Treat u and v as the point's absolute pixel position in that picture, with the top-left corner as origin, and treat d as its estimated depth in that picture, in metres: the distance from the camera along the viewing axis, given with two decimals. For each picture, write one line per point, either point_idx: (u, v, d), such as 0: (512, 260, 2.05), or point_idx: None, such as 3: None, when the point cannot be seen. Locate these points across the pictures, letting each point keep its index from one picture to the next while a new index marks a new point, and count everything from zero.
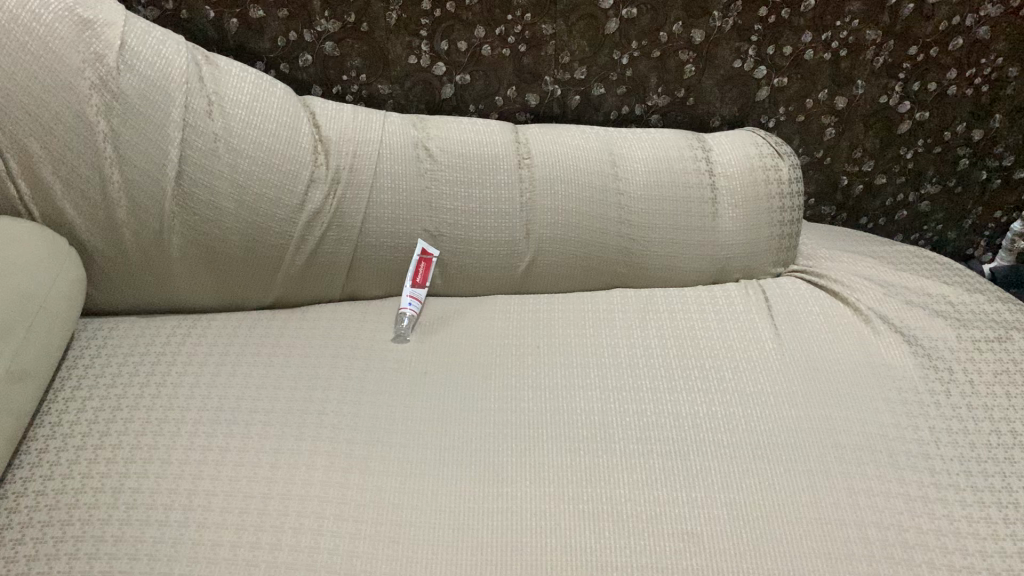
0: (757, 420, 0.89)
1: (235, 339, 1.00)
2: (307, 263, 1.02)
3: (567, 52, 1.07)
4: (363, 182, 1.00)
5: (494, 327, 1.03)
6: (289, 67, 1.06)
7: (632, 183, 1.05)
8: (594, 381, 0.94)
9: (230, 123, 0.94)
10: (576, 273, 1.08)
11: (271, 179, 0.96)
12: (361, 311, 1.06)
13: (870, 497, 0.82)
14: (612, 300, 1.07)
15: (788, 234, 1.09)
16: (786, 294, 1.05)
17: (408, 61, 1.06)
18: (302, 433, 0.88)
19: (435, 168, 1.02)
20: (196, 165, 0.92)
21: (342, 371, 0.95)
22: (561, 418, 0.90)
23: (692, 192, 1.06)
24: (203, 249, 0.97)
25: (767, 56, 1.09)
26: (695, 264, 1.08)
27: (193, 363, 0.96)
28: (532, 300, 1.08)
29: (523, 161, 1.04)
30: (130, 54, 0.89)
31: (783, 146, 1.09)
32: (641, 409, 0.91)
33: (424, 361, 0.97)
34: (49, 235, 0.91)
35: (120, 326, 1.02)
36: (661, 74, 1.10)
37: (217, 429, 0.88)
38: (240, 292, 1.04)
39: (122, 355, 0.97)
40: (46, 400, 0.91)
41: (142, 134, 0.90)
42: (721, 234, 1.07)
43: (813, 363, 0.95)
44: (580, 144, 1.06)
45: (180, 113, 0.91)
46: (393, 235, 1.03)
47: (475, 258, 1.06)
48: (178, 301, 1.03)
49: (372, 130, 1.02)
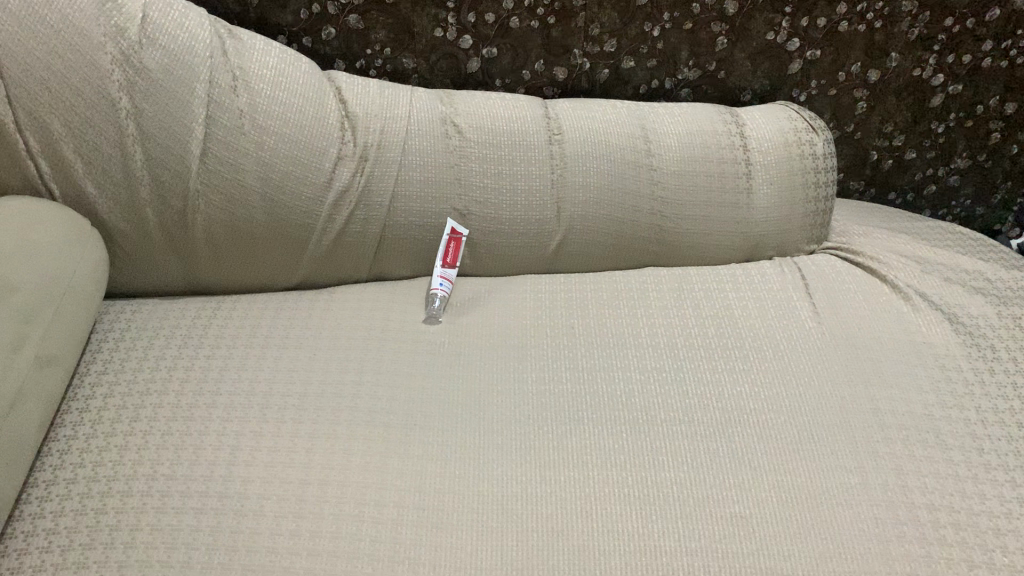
0: (801, 401, 0.87)
1: (262, 322, 0.97)
2: (335, 242, 0.99)
3: (598, 24, 1.04)
4: (391, 158, 0.98)
5: (526, 308, 1.00)
6: (312, 41, 1.03)
7: (664, 160, 1.03)
8: (632, 362, 0.92)
9: (255, 99, 0.92)
10: (607, 251, 1.06)
11: (298, 157, 0.94)
12: (388, 291, 1.03)
13: (920, 478, 0.81)
14: (645, 280, 1.04)
15: (822, 210, 1.07)
16: (821, 271, 1.03)
17: (434, 34, 1.03)
18: (337, 417, 0.86)
19: (464, 145, 1.00)
20: (222, 141, 0.91)
21: (373, 354, 0.93)
22: (601, 400, 0.88)
23: (726, 168, 1.04)
24: (228, 228, 0.96)
25: (801, 29, 1.06)
26: (729, 241, 1.06)
27: (221, 346, 0.94)
28: (562, 280, 1.06)
29: (553, 137, 1.02)
30: (152, 27, 0.88)
31: (816, 120, 1.07)
32: (683, 390, 0.89)
33: (456, 343, 0.95)
34: (71, 215, 0.90)
35: (143, 309, 0.99)
36: (692, 47, 1.07)
37: (250, 413, 0.86)
38: (266, 273, 1.01)
39: (147, 339, 0.94)
40: (73, 386, 0.89)
41: (167, 110, 0.89)
42: (755, 211, 1.05)
43: (854, 342, 0.94)
44: (612, 120, 1.04)
45: (205, 88, 0.90)
46: (421, 214, 1.00)
47: (505, 238, 1.03)
48: (202, 282, 1.01)
49: (399, 105, 0.99)
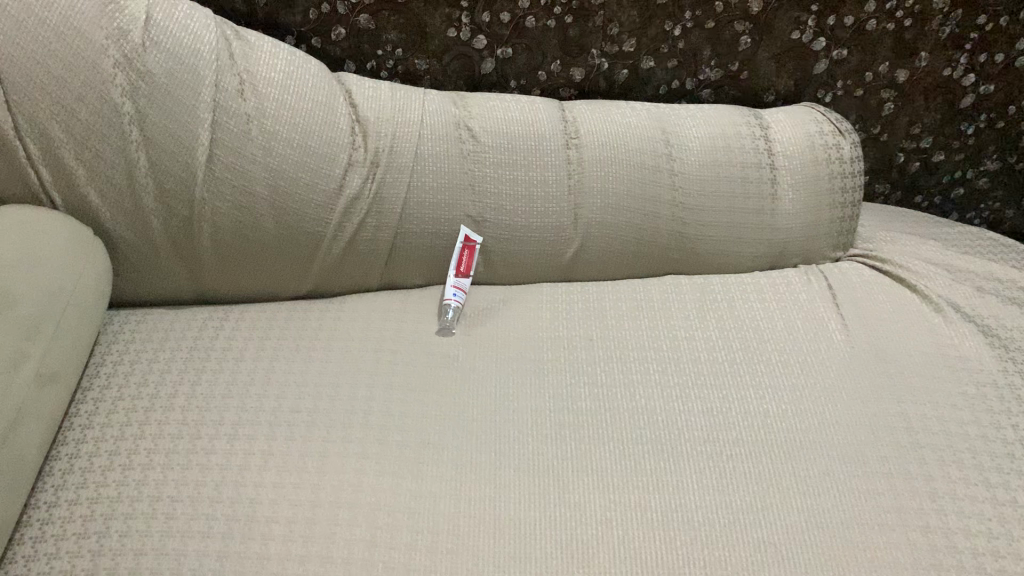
0: (830, 419, 0.84)
1: (271, 334, 0.94)
2: (345, 251, 0.96)
3: (617, 23, 1.00)
4: (403, 164, 0.94)
5: (542, 318, 0.97)
6: (321, 41, 1.00)
7: (686, 165, 0.99)
8: (654, 378, 0.89)
9: (263, 104, 0.89)
10: (626, 258, 1.02)
11: (307, 163, 0.91)
12: (400, 301, 1.00)
13: (956, 501, 0.77)
14: (666, 289, 1.01)
15: (849, 216, 1.04)
16: (848, 281, 1.00)
17: (447, 34, 1.00)
18: (348, 435, 0.83)
19: (479, 149, 0.96)
20: (228, 148, 0.88)
21: (385, 368, 0.90)
22: (621, 418, 0.85)
23: (750, 173, 1.00)
24: (236, 236, 0.93)
25: (827, 27, 1.02)
26: (753, 249, 1.02)
27: (228, 359, 0.91)
28: (579, 288, 1.02)
29: (570, 141, 0.98)
30: (156, 29, 0.85)
31: (843, 122, 1.04)
32: (707, 407, 0.85)
33: (471, 356, 0.92)
34: (73, 224, 0.87)
35: (148, 320, 0.96)
36: (715, 46, 1.04)
37: (258, 431, 0.83)
38: (275, 283, 0.98)
39: (152, 352, 0.91)
40: (76, 402, 0.86)
41: (171, 115, 0.86)
42: (780, 217, 1.01)
43: (884, 356, 0.90)
44: (631, 123, 1.00)
45: (210, 93, 0.87)
46: (434, 221, 0.97)
47: (521, 245, 1.00)
48: (209, 292, 0.98)
49: (412, 108, 0.96)
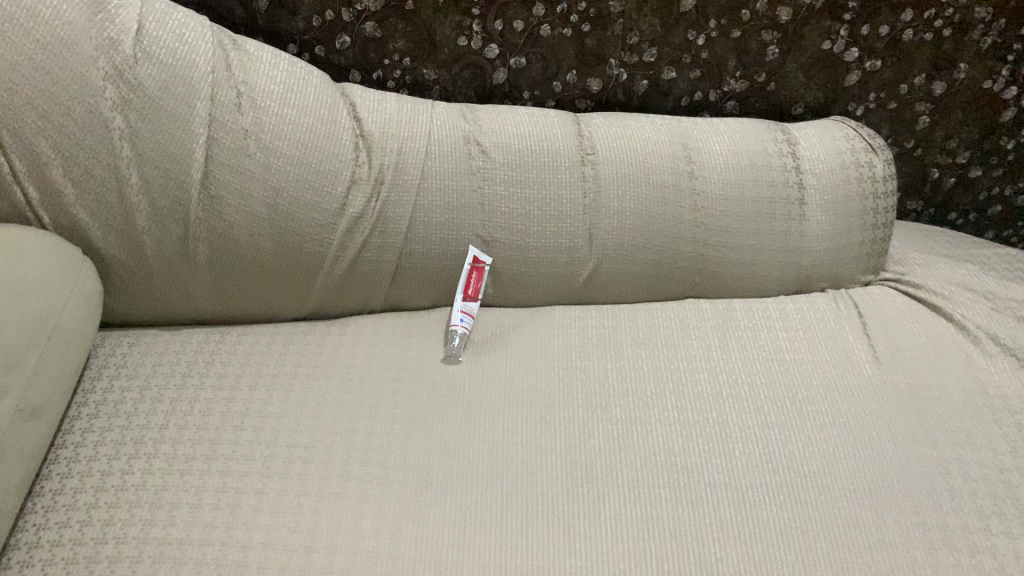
0: (861, 463, 0.78)
1: (269, 360, 0.90)
2: (347, 272, 0.92)
3: (637, 32, 0.95)
4: (409, 182, 0.89)
5: (554, 344, 0.91)
6: (325, 50, 0.95)
7: (709, 184, 0.94)
8: (672, 415, 0.83)
9: (261, 118, 0.85)
10: (644, 281, 0.97)
11: (307, 181, 0.86)
12: (405, 324, 0.95)
13: (998, 557, 0.72)
14: (686, 314, 0.95)
15: (880, 239, 0.98)
16: (879, 308, 0.94)
17: (458, 42, 0.95)
18: (347, 473, 0.78)
19: (489, 166, 0.91)
20: (225, 165, 0.84)
21: (388, 399, 0.85)
22: (637, 458, 0.79)
23: (777, 193, 0.95)
24: (233, 257, 0.88)
25: (860, 37, 0.97)
26: (778, 272, 0.97)
27: (223, 386, 0.86)
28: (594, 313, 0.96)
29: (586, 157, 0.93)
30: (148, 39, 0.81)
31: (876, 138, 0.98)
32: (728, 448, 0.80)
33: (478, 386, 0.87)
34: (62, 244, 0.83)
35: (141, 342, 0.92)
36: (740, 57, 0.98)
37: (252, 466, 0.78)
38: (274, 304, 0.94)
39: (144, 377, 0.87)
40: (62, 432, 0.81)
41: (164, 131, 0.82)
42: (808, 239, 0.95)
43: (918, 393, 0.85)
44: (651, 139, 0.95)
45: (206, 107, 0.83)
46: (441, 241, 0.92)
47: (533, 266, 0.94)
48: (205, 313, 0.94)
49: (419, 122, 0.91)
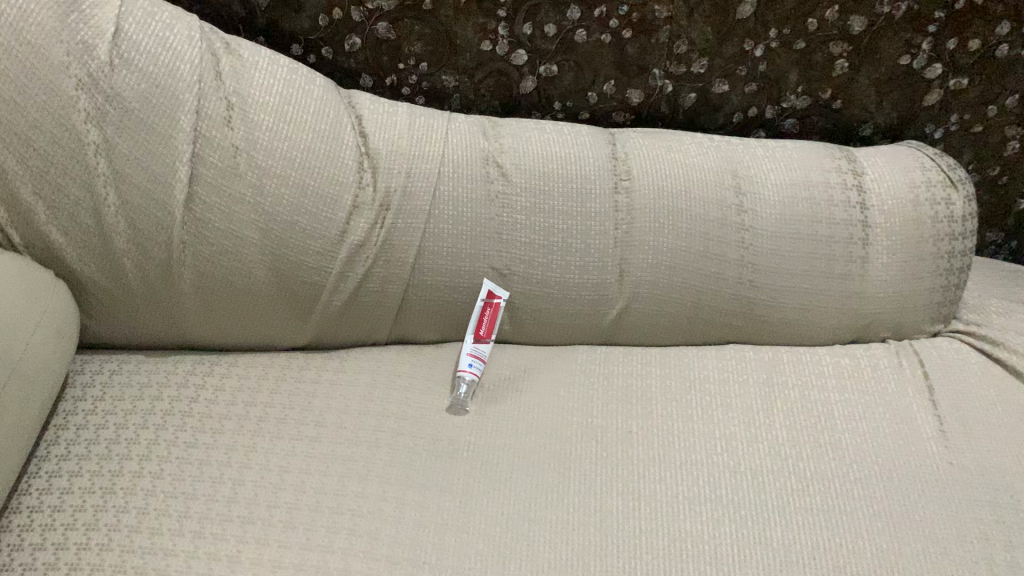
0: (921, 566, 0.67)
1: (257, 396, 0.81)
2: (347, 303, 0.82)
3: (686, 40, 0.83)
4: (418, 207, 0.80)
5: (574, 393, 0.81)
6: (333, 52, 0.85)
7: (759, 218, 0.82)
8: (705, 491, 0.72)
9: (253, 133, 0.75)
10: (680, 323, 0.86)
11: (303, 205, 0.77)
12: (411, 361, 0.86)
13: None
14: (727, 363, 0.84)
15: (954, 285, 0.85)
16: (951, 367, 0.82)
17: (481, 47, 0.84)
18: (331, 541, 0.69)
19: (508, 191, 0.81)
20: (211, 185, 0.75)
21: (383, 453, 0.75)
22: (662, 544, 0.68)
23: (837, 230, 0.83)
24: (221, 285, 0.80)
25: (945, 52, 0.84)
26: (834, 319, 0.85)
27: (205, 427, 0.77)
28: (621, 358, 0.86)
29: (620, 184, 0.82)
30: (127, 44, 0.72)
31: (955, 169, 0.85)
32: (768, 537, 0.69)
33: (485, 443, 0.77)
34: (31, 268, 0.75)
35: (122, 371, 0.83)
36: (803, 71, 0.86)
37: (228, 527, 0.69)
38: (268, 333, 0.85)
39: (121, 413, 0.79)
40: (27, 475, 0.74)
41: (143, 146, 0.73)
42: (871, 284, 0.84)
43: (991, 480, 0.73)
44: (695, 163, 0.83)
45: (191, 121, 0.74)
46: (453, 273, 0.82)
47: (555, 305, 0.84)
48: (194, 340, 0.85)
49: (432, 139, 0.81)
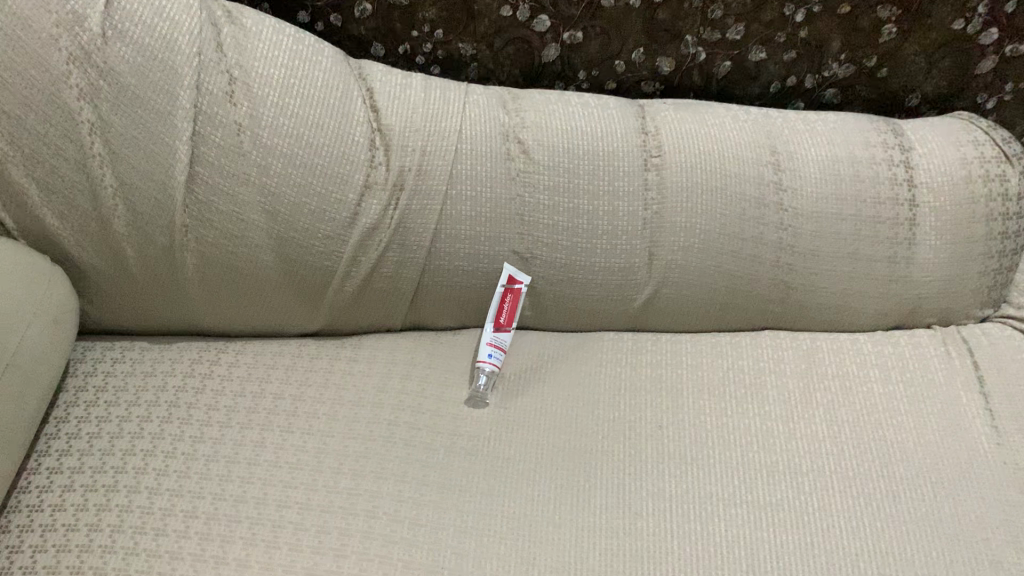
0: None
1: (267, 387, 0.77)
2: (360, 289, 0.78)
3: (721, 4, 0.77)
4: (434, 188, 0.75)
5: (600, 384, 0.77)
6: (341, 19, 0.80)
7: (799, 197, 0.77)
8: (740, 492, 0.68)
9: (257, 109, 0.70)
10: (713, 309, 0.81)
11: (312, 185, 0.72)
12: (427, 349, 0.81)
13: None
14: (762, 351, 0.79)
15: (1007, 268, 0.80)
16: (1002, 356, 0.77)
17: (500, 13, 0.78)
18: (344, 546, 0.65)
19: (530, 170, 0.76)
20: (214, 165, 0.70)
21: (399, 450, 0.71)
22: (695, 551, 0.65)
23: (882, 211, 0.77)
24: (227, 270, 0.75)
25: (1003, 16, 0.77)
26: (877, 305, 0.80)
27: (212, 420, 0.74)
28: (650, 345, 0.81)
29: (650, 161, 0.77)
30: (121, 14, 0.67)
31: (1011, 143, 0.79)
32: (808, 543, 0.65)
33: (506, 438, 0.73)
34: (26, 254, 0.71)
35: (125, 359, 0.79)
36: (848, 37, 0.79)
37: (237, 529, 0.66)
38: (277, 319, 0.81)
39: (125, 404, 0.75)
40: (27, 472, 0.70)
41: (140, 124, 0.68)
42: (917, 267, 0.78)
43: None
44: (730, 139, 0.78)
45: (190, 97, 0.69)
46: (471, 257, 0.78)
47: (580, 290, 0.79)
48: (200, 326, 0.81)
49: (449, 113, 0.76)
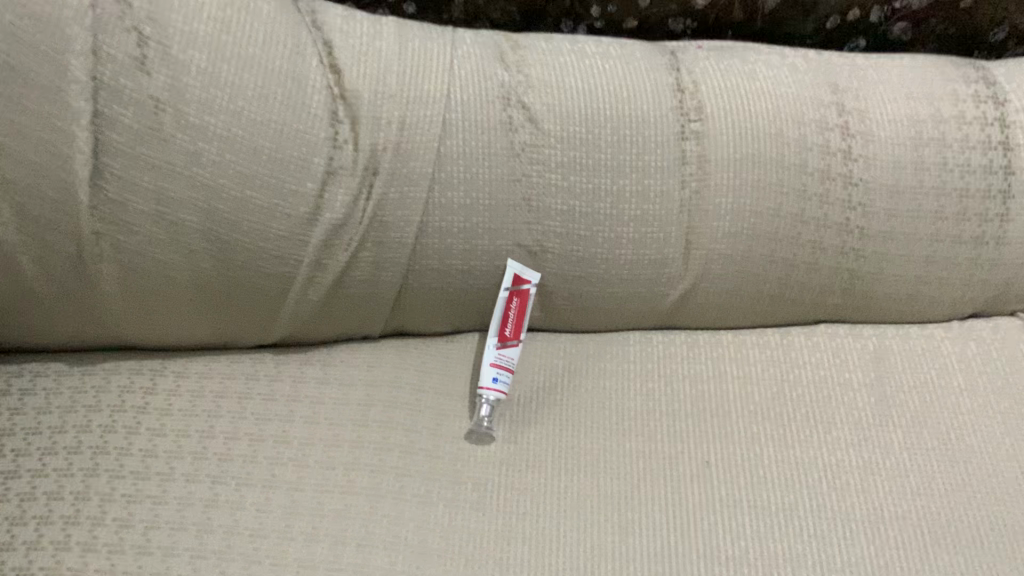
0: None
1: (217, 423, 0.62)
2: (327, 297, 0.62)
3: None
4: (417, 171, 0.58)
5: (632, 409, 0.63)
6: None
7: (872, 168, 0.62)
8: (809, 548, 0.56)
9: (179, 78, 0.53)
10: (762, 303, 0.66)
11: (258, 174, 0.56)
12: (414, 362, 0.67)
13: None
14: (822, 362, 0.66)
15: None
16: None
17: None
18: None
19: (538, 143, 0.60)
20: (127, 153, 0.53)
21: (387, 506, 0.58)
22: None
23: (971, 181, 0.63)
24: (154, 282, 0.58)
25: None
26: (956, 292, 0.66)
27: (150, 471, 0.59)
28: (685, 351, 0.67)
29: (687, 127, 0.61)
30: None
31: None
32: None
33: (520, 484, 0.59)
34: None
35: (37, 390, 0.63)
36: None
37: None
38: (223, 334, 0.64)
39: (37, 452, 0.59)
40: None
41: (20, 104, 0.50)
42: (1009, 248, 0.64)
43: None
44: (787, 95, 0.62)
45: (87, 65, 0.51)
46: (466, 253, 0.62)
47: (600, 287, 0.64)
48: (128, 344, 0.65)
49: (432, 72, 0.58)
